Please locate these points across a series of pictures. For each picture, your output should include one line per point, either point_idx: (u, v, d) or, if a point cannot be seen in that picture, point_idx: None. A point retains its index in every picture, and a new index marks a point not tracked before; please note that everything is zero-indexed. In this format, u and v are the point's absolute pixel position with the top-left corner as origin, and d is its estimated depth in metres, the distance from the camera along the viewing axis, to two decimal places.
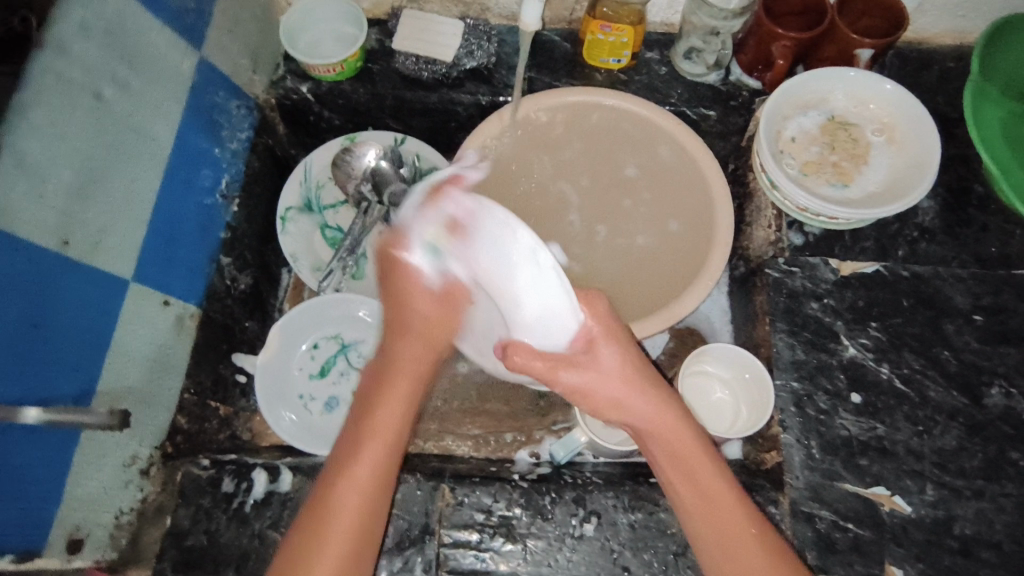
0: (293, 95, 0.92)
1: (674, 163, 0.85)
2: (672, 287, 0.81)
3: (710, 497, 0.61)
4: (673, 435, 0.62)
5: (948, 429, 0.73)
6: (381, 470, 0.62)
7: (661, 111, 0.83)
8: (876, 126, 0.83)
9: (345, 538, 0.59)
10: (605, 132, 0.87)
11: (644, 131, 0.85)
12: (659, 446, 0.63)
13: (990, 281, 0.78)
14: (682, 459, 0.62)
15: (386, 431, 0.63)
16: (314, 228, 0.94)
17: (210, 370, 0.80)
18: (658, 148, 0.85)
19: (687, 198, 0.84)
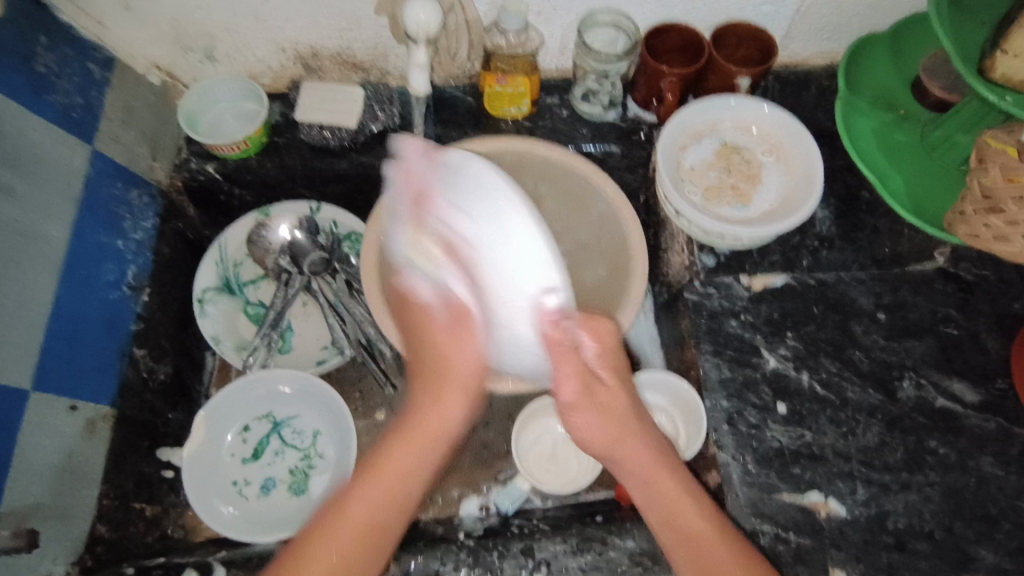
0: (199, 175, 0.91)
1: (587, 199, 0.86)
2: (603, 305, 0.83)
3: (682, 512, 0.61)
4: (633, 459, 0.63)
5: (869, 426, 0.76)
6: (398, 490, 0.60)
7: (568, 152, 0.83)
8: (764, 147, 0.88)
9: (352, 530, 0.57)
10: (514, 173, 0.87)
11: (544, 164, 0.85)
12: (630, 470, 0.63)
13: (888, 280, 0.83)
14: (660, 470, 0.63)
15: (430, 435, 0.62)
16: (235, 307, 0.92)
17: (132, 471, 0.76)
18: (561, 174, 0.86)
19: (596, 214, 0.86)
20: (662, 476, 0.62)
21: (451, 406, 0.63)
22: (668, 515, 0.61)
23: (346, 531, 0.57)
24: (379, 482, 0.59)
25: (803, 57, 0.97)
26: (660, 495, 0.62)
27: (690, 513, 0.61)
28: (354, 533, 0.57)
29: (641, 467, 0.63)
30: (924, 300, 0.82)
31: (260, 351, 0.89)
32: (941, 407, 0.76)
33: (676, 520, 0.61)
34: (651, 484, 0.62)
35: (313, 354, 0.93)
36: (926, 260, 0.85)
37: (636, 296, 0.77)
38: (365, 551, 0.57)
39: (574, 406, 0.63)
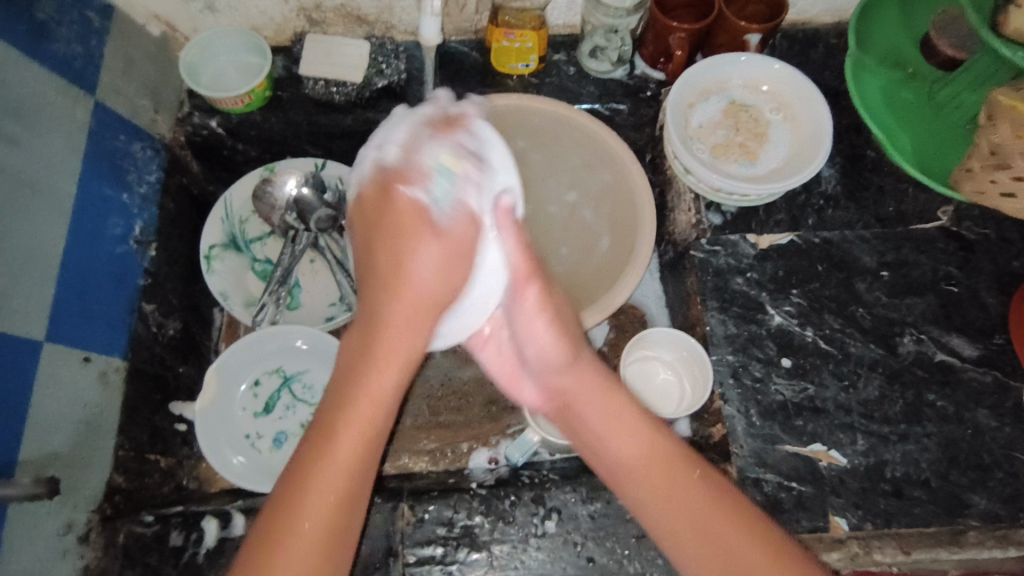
0: (203, 130, 0.90)
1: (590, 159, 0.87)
2: (607, 262, 0.83)
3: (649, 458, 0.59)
4: (598, 404, 0.61)
5: (870, 380, 0.77)
6: (343, 487, 0.52)
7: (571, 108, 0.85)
8: (772, 105, 0.88)
9: (324, 516, 0.51)
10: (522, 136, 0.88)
11: (542, 118, 0.86)
12: (585, 411, 0.61)
13: (891, 239, 0.84)
14: (614, 412, 0.60)
15: (398, 355, 0.55)
16: (241, 264, 0.91)
17: (145, 423, 0.77)
18: (557, 129, 0.86)
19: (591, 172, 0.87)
20: (621, 422, 0.60)
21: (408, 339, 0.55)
22: (637, 480, 0.58)
23: (316, 505, 0.51)
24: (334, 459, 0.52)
25: (812, 14, 0.95)
26: (614, 448, 0.60)
27: (646, 449, 0.59)
28: (322, 515, 0.51)
29: (576, 394, 0.62)
30: (927, 258, 0.83)
31: (269, 308, 0.89)
32: (940, 361, 0.78)
33: (638, 468, 0.58)
34: (619, 429, 0.60)
35: (321, 311, 0.93)
36: (930, 219, 0.86)
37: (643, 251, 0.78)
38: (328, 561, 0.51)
39: (524, 310, 0.61)
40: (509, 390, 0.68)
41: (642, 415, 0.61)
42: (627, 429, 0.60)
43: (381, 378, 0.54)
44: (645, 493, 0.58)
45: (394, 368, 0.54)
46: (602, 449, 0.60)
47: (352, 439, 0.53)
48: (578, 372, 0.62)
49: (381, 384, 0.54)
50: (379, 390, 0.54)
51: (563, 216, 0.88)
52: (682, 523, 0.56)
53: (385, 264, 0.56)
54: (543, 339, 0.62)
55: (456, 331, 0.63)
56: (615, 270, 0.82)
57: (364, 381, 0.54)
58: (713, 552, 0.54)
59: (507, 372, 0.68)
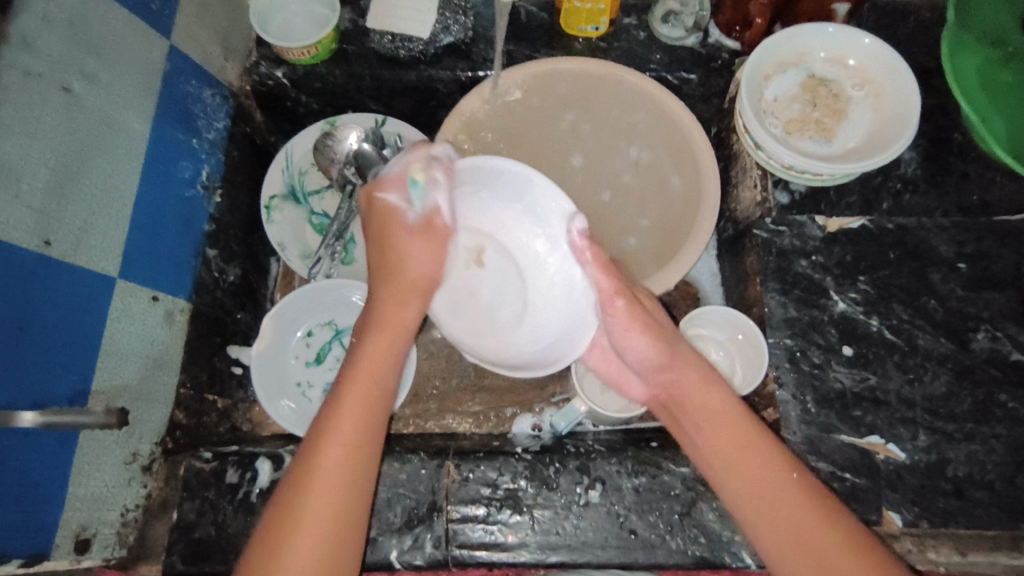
0: (268, 80, 0.90)
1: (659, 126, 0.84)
2: (681, 210, 0.82)
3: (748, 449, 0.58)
4: (700, 397, 0.60)
5: (937, 375, 0.74)
6: (347, 467, 0.55)
7: (638, 73, 0.83)
8: (855, 80, 0.83)
9: (325, 510, 0.53)
10: (587, 96, 0.85)
11: (577, 82, 0.85)
12: (687, 406, 0.61)
13: (972, 229, 0.80)
14: (725, 422, 0.59)
15: (406, 316, 0.61)
16: (299, 216, 0.92)
17: (205, 364, 0.79)
18: (595, 91, 0.85)
19: (643, 130, 0.85)
20: (725, 415, 0.60)
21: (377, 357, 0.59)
22: (738, 476, 0.58)
23: (320, 491, 0.53)
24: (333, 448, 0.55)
25: None
26: (716, 443, 0.59)
27: (748, 441, 0.59)
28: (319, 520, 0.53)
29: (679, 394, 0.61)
30: (1010, 252, 0.79)
31: (324, 261, 0.91)
32: (1015, 361, 0.74)
33: (740, 460, 0.58)
34: (715, 426, 0.60)
35: None
36: (1016, 211, 0.81)
37: (708, 223, 0.77)
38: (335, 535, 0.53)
39: (619, 322, 0.59)
40: (622, 390, 0.68)
41: (743, 413, 0.60)
42: (727, 426, 0.59)
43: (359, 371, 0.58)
44: (745, 485, 0.58)
45: (384, 352, 0.60)
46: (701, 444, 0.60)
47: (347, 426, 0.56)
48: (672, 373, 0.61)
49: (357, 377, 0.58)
50: (376, 367, 0.59)
51: (637, 179, 0.86)
52: (779, 519, 0.56)
53: (379, 259, 0.62)
54: (638, 346, 0.60)
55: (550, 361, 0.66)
56: (687, 219, 0.81)
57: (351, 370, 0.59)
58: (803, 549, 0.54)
59: (615, 372, 0.68)
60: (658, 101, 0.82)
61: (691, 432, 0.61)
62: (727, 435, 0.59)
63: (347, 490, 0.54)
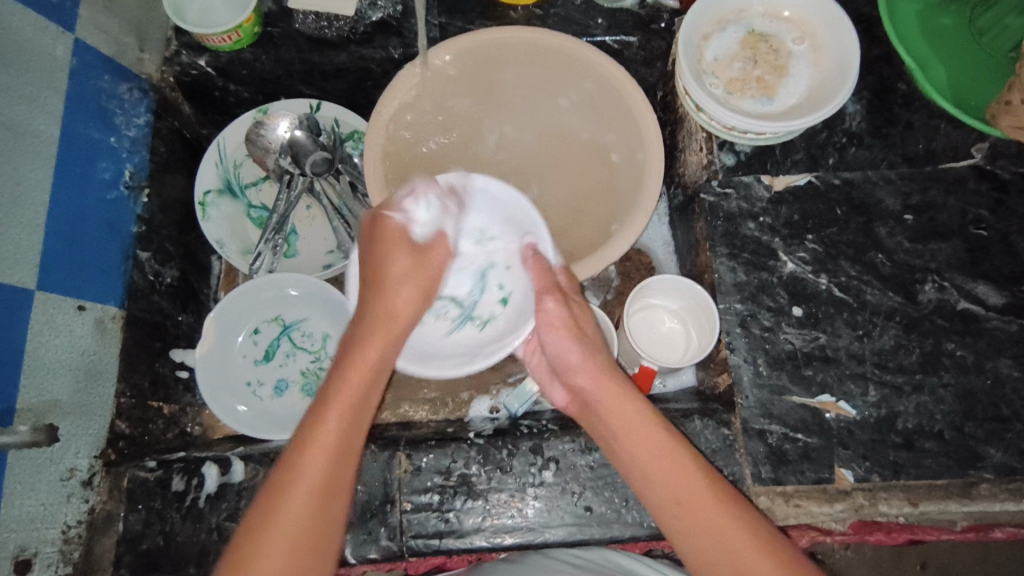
0: (192, 70, 0.86)
1: (581, 82, 0.80)
2: (615, 108, 0.79)
3: (666, 460, 0.57)
4: (615, 407, 0.60)
5: (886, 329, 0.74)
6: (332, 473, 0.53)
7: (540, 29, 0.78)
8: (796, 34, 0.81)
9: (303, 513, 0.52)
10: (497, 65, 0.80)
11: (473, 62, 0.79)
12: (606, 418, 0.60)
13: (918, 179, 0.79)
14: (641, 430, 0.59)
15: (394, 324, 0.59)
16: (237, 210, 0.90)
17: (146, 371, 0.77)
18: (481, 68, 0.80)
19: (549, 81, 0.81)
20: (641, 424, 0.59)
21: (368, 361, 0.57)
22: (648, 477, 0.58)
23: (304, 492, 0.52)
24: (351, 421, 0.54)
25: None
26: (633, 446, 0.58)
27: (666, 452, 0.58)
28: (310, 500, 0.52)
29: (596, 398, 0.61)
30: (956, 200, 0.78)
31: (266, 256, 0.88)
32: (962, 310, 0.74)
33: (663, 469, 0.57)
34: (634, 438, 0.58)
35: (318, 259, 0.91)
36: (961, 158, 0.80)
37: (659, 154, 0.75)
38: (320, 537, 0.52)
39: (551, 326, 0.62)
40: (543, 385, 0.69)
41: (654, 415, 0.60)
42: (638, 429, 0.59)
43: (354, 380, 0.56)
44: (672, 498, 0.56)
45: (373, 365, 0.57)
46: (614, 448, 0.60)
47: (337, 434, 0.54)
48: (596, 386, 0.61)
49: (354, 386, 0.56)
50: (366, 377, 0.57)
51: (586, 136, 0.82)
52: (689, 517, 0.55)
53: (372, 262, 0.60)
54: (571, 358, 0.62)
55: (504, 275, 0.67)
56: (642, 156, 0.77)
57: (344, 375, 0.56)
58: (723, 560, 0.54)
59: (543, 368, 0.69)
60: (558, 50, 0.78)
61: (607, 438, 0.61)
62: (643, 447, 0.58)
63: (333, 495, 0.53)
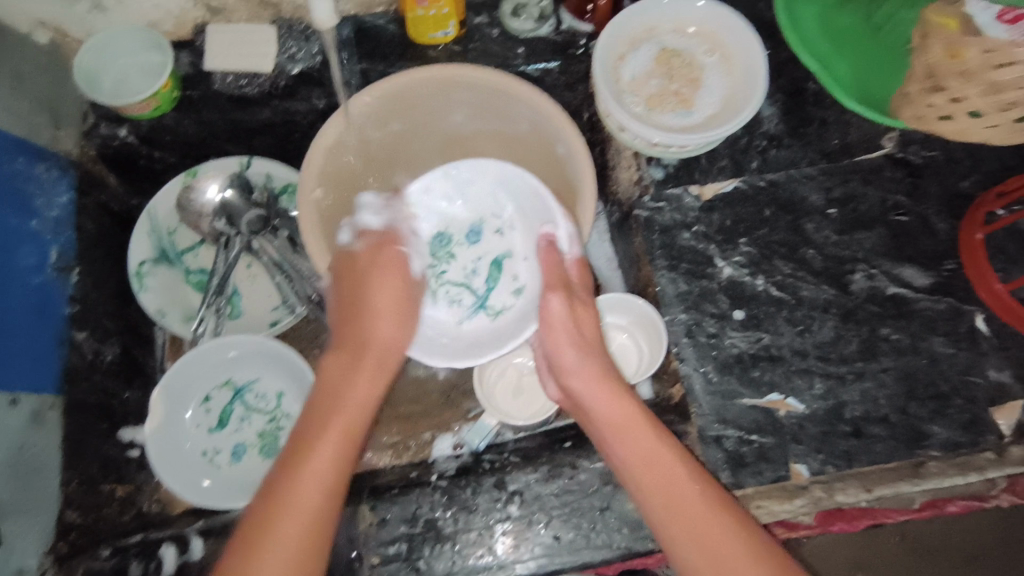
0: (113, 140, 0.85)
1: (471, 98, 0.79)
2: (495, 99, 0.78)
3: (656, 457, 0.59)
4: (608, 407, 0.63)
5: (824, 322, 0.76)
6: (331, 484, 0.57)
7: (405, 71, 0.74)
8: (706, 47, 0.84)
9: (301, 525, 0.54)
10: (390, 114, 0.78)
11: (367, 124, 0.77)
12: (602, 415, 0.63)
13: (837, 173, 0.82)
14: (629, 428, 0.61)
15: (378, 361, 0.66)
16: (175, 277, 0.89)
17: (93, 455, 0.75)
18: (372, 129, 0.79)
19: (430, 109, 0.80)
20: (633, 421, 0.62)
21: (359, 383, 0.64)
22: (642, 472, 0.59)
23: (303, 502, 0.55)
24: (343, 417, 0.60)
25: None
26: (625, 443, 0.60)
27: (654, 447, 0.60)
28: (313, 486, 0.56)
29: (591, 397, 0.64)
30: (874, 189, 0.81)
31: (209, 319, 0.87)
32: (893, 294, 0.77)
33: (652, 463, 0.59)
34: (627, 433, 0.61)
35: (264, 315, 0.90)
36: (875, 148, 0.83)
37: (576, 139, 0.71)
38: (315, 547, 0.54)
39: (552, 326, 0.67)
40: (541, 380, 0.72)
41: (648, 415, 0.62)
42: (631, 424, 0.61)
43: (352, 393, 0.63)
44: (660, 496, 0.57)
45: (363, 384, 0.64)
46: (609, 440, 0.62)
47: (334, 448, 0.59)
48: (597, 385, 0.64)
49: (351, 399, 0.62)
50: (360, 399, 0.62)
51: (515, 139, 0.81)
52: (678, 510, 0.56)
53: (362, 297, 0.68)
54: (573, 359, 0.66)
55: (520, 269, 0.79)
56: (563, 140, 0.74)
57: (343, 393, 0.62)
58: (709, 561, 0.54)
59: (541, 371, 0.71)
60: (435, 81, 0.76)
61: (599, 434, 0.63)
62: (633, 440, 0.60)
63: (324, 510, 0.56)
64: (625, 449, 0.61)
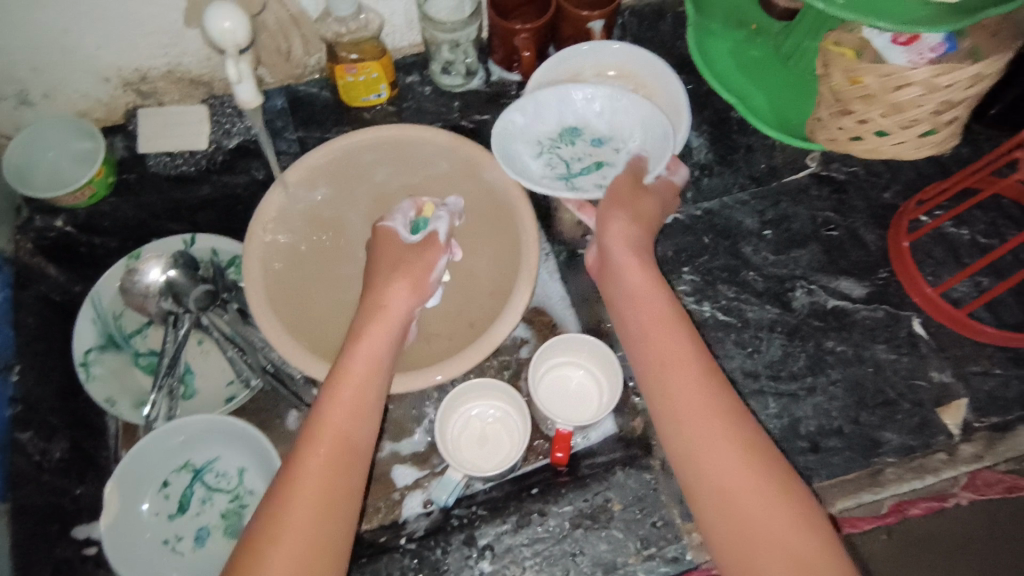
0: (50, 232, 0.85)
1: (394, 163, 0.83)
2: (417, 157, 0.83)
3: (699, 394, 0.59)
4: (659, 339, 0.62)
5: (772, 341, 0.78)
6: (342, 457, 0.57)
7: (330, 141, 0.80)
8: (630, 88, 0.87)
9: (315, 496, 0.55)
10: (325, 185, 0.82)
11: (305, 196, 0.80)
12: (645, 346, 0.63)
13: (767, 196, 0.85)
14: (675, 365, 0.61)
15: (388, 325, 0.66)
16: (123, 363, 0.87)
17: (44, 560, 0.73)
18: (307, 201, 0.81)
19: (358, 180, 0.84)
20: (682, 357, 0.61)
21: (370, 350, 0.63)
22: (676, 415, 0.59)
23: (313, 477, 0.55)
24: (348, 388, 0.60)
25: None
26: (668, 381, 0.60)
27: (692, 380, 0.59)
28: (325, 453, 0.57)
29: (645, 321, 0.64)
30: (804, 208, 0.85)
31: (162, 402, 0.85)
32: (833, 307, 0.79)
33: (689, 401, 0.59)
34: (671, 368, 0.60)
35: (220, 392, 0.88)
36: (800, 168, 0.87)
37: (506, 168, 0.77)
38: (329, 518, 0.54)
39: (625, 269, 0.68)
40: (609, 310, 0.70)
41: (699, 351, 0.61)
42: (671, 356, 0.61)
43: (359, 359, 0.62)
44: (685, 439, 0.58)
45: (377, 349, 0.64)
46: (648, 367, 0.62)
47: (342, 417, 0.59)
48: (650, 320, 0.64)
49: (358, 366, 0.62)
50: (370, 368, 0.62)
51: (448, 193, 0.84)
52: (711, 455, 0.56)
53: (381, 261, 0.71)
54: (641, 292, 0.66)
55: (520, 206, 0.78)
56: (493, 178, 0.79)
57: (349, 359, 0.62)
58: (732, 515, 0.54)
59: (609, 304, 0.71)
60: (359, 149, 0.81)
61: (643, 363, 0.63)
62: (675, 372, 0.60)
63: (338, 484, 0.56)
64: (666, 379, 0.60)
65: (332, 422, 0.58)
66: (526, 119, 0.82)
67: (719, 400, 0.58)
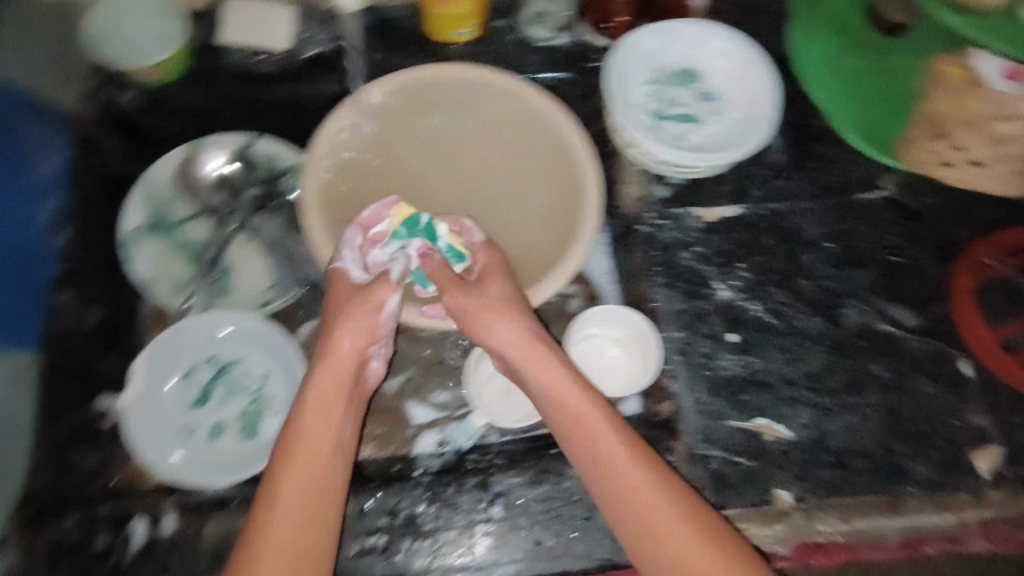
0: (117, 106, 0.85)
1: (458, 107, 0.82)
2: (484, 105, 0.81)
3: (654, 498, 0.57)
4: (599, 441, 0.60)
5: (815, 352, 0.78)
6: (302, 536, 0.56)
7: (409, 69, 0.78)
8: (717, 76, 0.86)
9: None
10: (393, 112, 0.80)
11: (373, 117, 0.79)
12: (594, 455, 0.60)
13: (837, 209, 0.84)
14: (631, 468, 0.59)
15: (335, 384, 0.63)
16: (164, 246, 0.83)
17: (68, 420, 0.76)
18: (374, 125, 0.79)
19: (422, 119, 0.81)
20: (629, 461, 0.59)
21: (313, 422, 0.61)
22: (643, 527, 0.57)
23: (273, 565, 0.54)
24: (294, 469, 0.58)
25: None
26: (623, 487, 0.58)
27: (647, 484, 0.58)
28: (290, 533, 0.55)
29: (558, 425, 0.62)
30: (871, 228, 0.83)
31: (199, 293, 0.83)
32: (882, 331, 0.79)
33: (643, 503, 0.57)
34: (633, 473, 0.59)
35: (256, 295, 0.83)
36: (874, 189, 0.85)
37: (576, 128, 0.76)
38: None
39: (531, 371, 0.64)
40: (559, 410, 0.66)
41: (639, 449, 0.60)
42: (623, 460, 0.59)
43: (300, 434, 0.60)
44: (657, 550, 0.56)
45: (319, 419, 0.61)
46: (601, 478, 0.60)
47: (296, 499, 0.57)
48: (591, 415, 0.61)
49: (301, 441, 0.60)
50: (319, 434, 0.60)
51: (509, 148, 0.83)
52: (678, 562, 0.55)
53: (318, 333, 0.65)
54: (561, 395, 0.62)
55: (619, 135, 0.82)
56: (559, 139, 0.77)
57: (288, 440, 0.60)
58: None
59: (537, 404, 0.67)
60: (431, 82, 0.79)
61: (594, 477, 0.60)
62: (628, 479, 0.58)
63: (301, 558, 0.55)
64: (622, 480, 0.59)
65: (280, 503, 0.57)
66: (659, 41, 0.86)
67: (672, 502, 0.57)
